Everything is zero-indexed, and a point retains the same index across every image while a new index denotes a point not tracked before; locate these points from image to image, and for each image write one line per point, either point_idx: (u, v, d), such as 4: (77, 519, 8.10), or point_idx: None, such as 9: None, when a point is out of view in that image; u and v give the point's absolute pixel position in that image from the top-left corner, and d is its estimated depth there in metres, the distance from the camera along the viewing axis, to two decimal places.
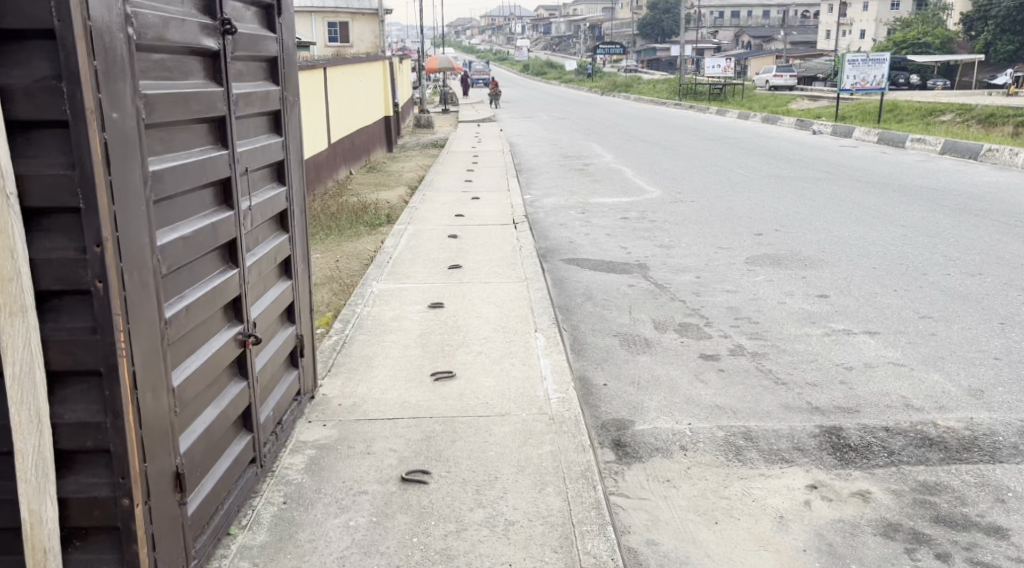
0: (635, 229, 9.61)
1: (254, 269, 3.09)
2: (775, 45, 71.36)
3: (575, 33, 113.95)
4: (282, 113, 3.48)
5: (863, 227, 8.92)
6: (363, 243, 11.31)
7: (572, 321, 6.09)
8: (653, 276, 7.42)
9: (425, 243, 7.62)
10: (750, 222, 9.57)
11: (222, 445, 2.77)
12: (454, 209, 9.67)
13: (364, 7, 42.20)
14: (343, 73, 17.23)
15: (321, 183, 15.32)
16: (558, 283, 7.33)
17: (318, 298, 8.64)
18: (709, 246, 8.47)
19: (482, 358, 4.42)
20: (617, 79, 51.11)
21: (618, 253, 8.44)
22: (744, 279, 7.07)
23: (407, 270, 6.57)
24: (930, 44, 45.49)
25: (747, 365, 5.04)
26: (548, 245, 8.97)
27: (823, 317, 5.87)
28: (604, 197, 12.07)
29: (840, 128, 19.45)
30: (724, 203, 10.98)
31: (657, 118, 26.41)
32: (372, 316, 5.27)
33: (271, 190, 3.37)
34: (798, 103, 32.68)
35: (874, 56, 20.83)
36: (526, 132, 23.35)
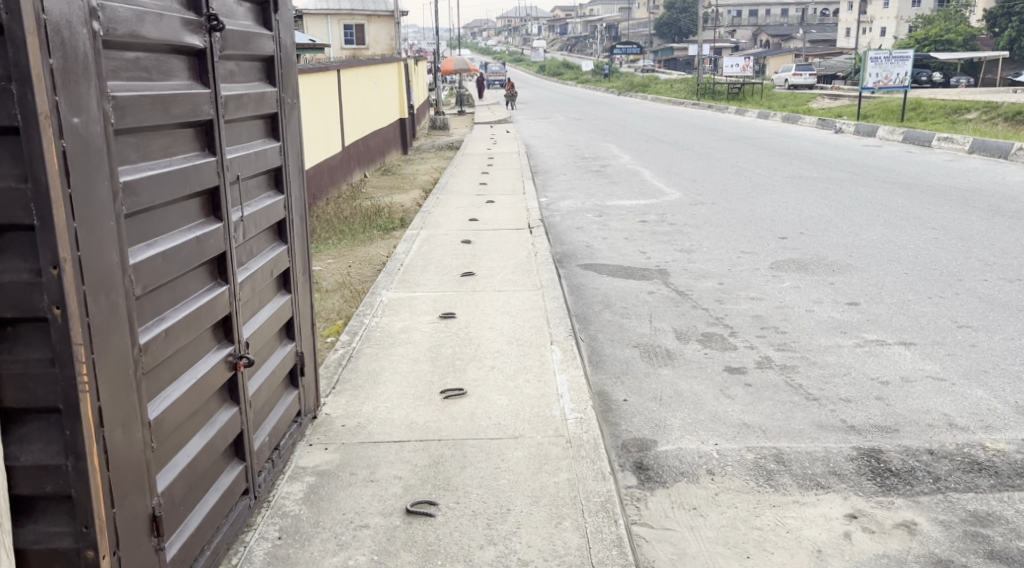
0: (655, 233, 9.36)
1: (246, 285, 2.86)
2: (794, 44, 70.82)
3: (591, 34, 113.60)
4: (280, 116, 3.25)
5: (891, 230, 8.64)
6: (376, 248, 11.11)
7: (590, 332, 5.84)
8: (674, 282, 7.17)
9: (438, 249, 7.40)
10: (773, 225, 9.29)
11: (210, 477, 2.54)
12: (468, 213, 9.45)
13: (379, 8, 42.06)
14: (357, 74, 17.03)
15: (335, 186, 15.13)
16: (575, 290, 7.09)
17: (328, 306, 8.45)
18: (732, 250, 8.20)
19: (495, 374, 4.18)
20: (634, 79, 50.74)
21: (638, 257, 8.19)
22: (769, 286, 6.81)
23: (418, 277, 6.34)
24: (952, 42, 44.92)
25: (776, 380, 4.78)
26: (564, 250, 8.73)
27: (854, 327, 5.61)
28: (621, 200, 11.83)
29: (862, 128, 19.12)
30: (745, 205, 10.71)
31: (676, 119, 26.11)
32: (380, 328, 5.04)
33: (268, 198, 3.14)
34: (819, 102, 32.31)
35: (897, 53, 20.46)
36: (543, 133, 23.11)
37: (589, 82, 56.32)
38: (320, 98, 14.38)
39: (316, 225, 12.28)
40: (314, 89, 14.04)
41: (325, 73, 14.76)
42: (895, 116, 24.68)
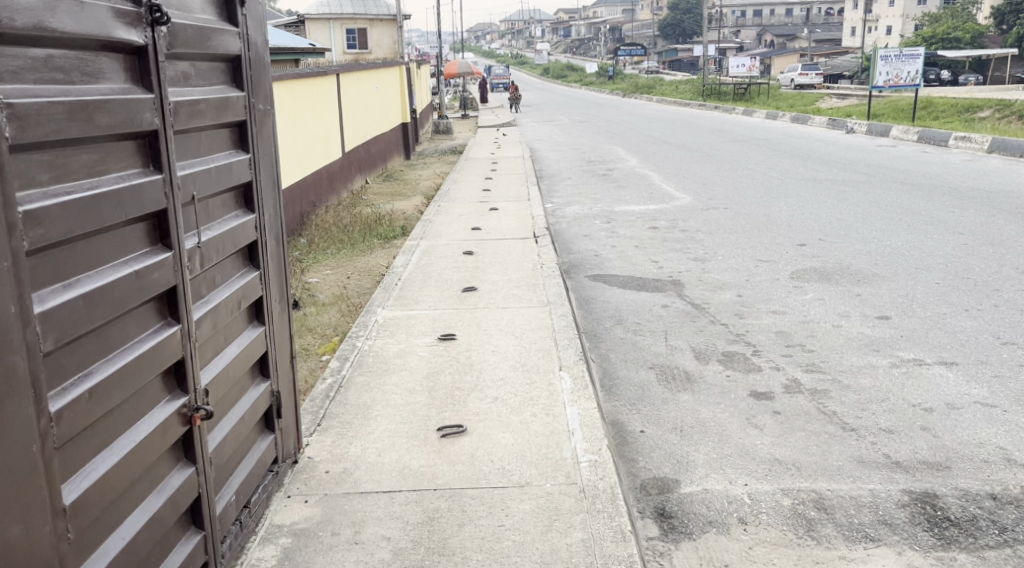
0: (666, 240, 8.96)
1: (206, 323, 2.44)
2: (799, 43, 70.35)
3: (595, 36, 113.29)
4: (249, 124, 2.84)
5: (916, 235, 8.21)
6: (375, 258, 10.71)
7: (601, 351, 5.43)
8: (689, 294, 6.75)
9: (438, 262, 7.00)
10: (791, 231, 8.87)
11: (159, 556, 2.13)
12: (471, 221, 9.05)
13: (381, 13, 41.69)
14: (357, 78, 16.64)
15: (335, 194, 14.76)
16: (584, 303, 6.67)
17: (325, 321, 8.07)
18: (748, 259, 7.80)
19: (499, 407, 3.77)
20: (638, 81, 50.22)
21: (649, 267, 7.78)
22: (791, 298, 6.39)
23: (416, 293, 5.93)
24: (960, 39, 44.46)
25: (807, 407, 4.37)
26: (572, 259, 8.32)
27: (887, 344, 5.19)
28: (630, 205, 11.42)
29: (874, 128, 18.69)
30: (759, 210, 10.28)
31: (683, 120, 25.69)
32: (373, 352, 4.64)
33: (234, 219, 2.72)
34: (826, 101, 31.86)
35: (908, 51, 20.02)
36: (548, 136, 22.72)
37: (593, 84, 55.91)
38: (319, 104, 14.01)
39: (315, 234, 11.89)
40: (313, 94, 13.67)
41: (324, 79, 14.35)
42: (906, 115, 24.24)
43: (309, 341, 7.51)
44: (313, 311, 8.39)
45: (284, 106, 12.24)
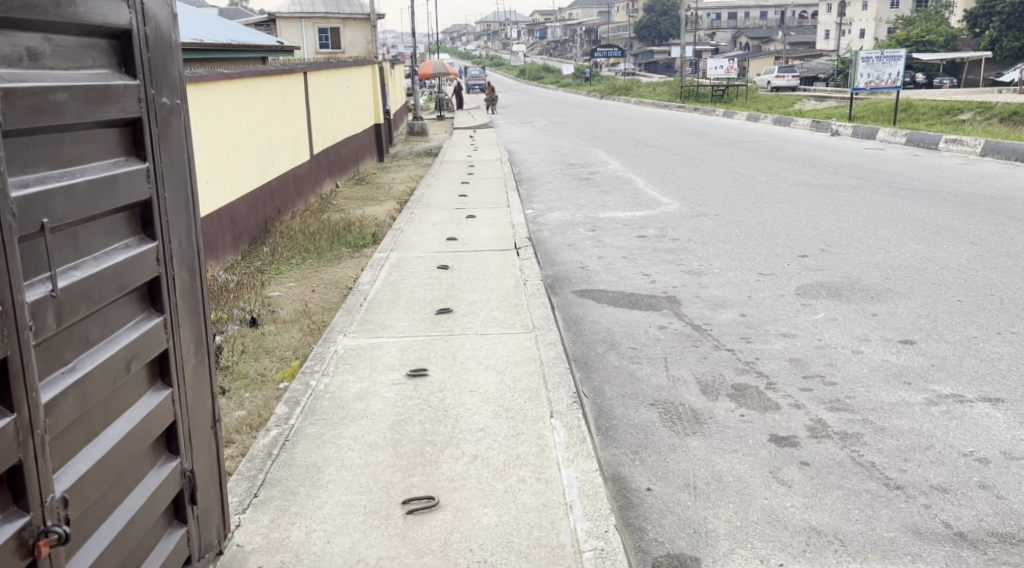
0: (656, 250, 8.34)
1: (71, 398, 1.77)
2: (775, 45, 70.09)
3: (571, 38, 112.94)
4: (147, 126, 2.17)
5: (925, 245, 7.61)
6: (344, 269, 10.04)
7: (594, 385, 4.79)
8: (687, 314, 6.12)
9: (408, 278, 6.34)
10: (789, 240, 8.27)
11: None
12: (445, 230, 8.39)
13: (354, 12, 40.85)
14: (326, 77, 15.91)
15: (303, 199, 14.05)
16: (571, 325, 6.03)
17: (283, 342, 7.40)
18: (748, 272, 7.18)
19: (479, 469, 3.12)
20: (615, 82, 49.57)
21: (640, 282, 7.15)
22: (801, 319, 5.77)
23: (383, 316, 5.26)
24: (933, 43, 44.50)
25: (839, 454, 3.73)
26: (556, 272, 7.67)
27: (918, 375, 4.56)
28: (614, 211, 10.78)
29: (860, 130, 18.20)
30: (752, 217, 9.67)
31: (663, 121, 25.15)
32: (329, 395, 3.96)
33: (125, 250, 2.06)
34: (805, 103, 31.48)
35: (889, 53, 19.60)
36: (526, 138, 22.10)
37: (569, 86, 55.34)
38: (285, 104, 13.27)
39: (279, 242, 11.19)
40: (278, 93, 12.94)
41: (290, 77, 13.60)
42: (888, 118, 23.77)
43: (267, 366, 6.84)
44: (272, 331, 7.70)
45: (246, 104, 11.48)
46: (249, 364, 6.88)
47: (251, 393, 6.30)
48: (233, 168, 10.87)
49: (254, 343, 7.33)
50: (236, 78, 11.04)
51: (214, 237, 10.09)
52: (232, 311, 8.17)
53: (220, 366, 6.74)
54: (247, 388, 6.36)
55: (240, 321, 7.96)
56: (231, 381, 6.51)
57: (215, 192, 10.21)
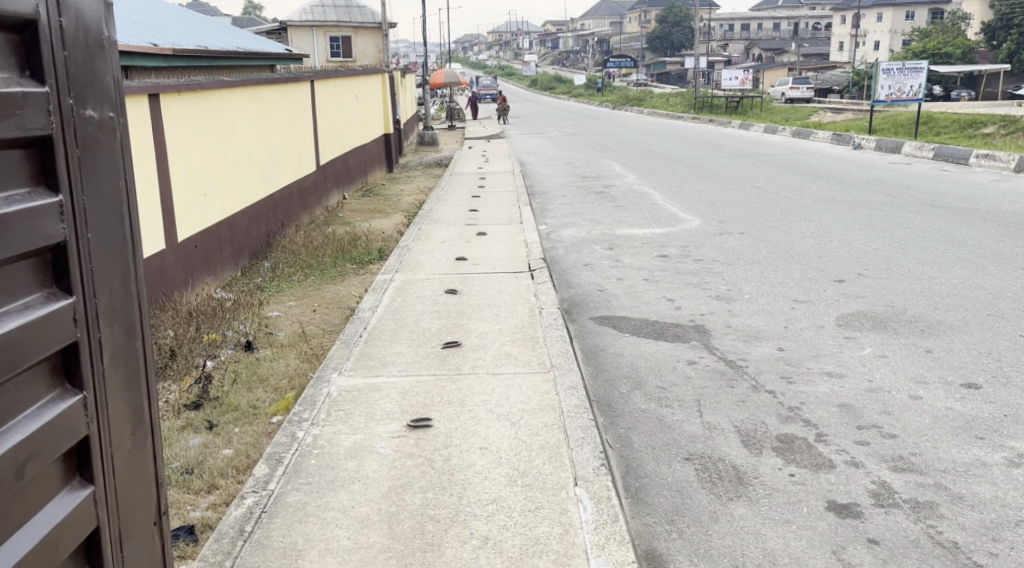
0: (679, 272, 7.80)
1: None
2: (789, 56, 69.47)
3: (583, 48, 112.63)
4: (61, 148, 1.68)
5: (972, 270, 7.04)
6: (347, 287, 9.55)
7: (619, 433, 4.27)
8: (718, 347, 5.58)
9: (414, 304, 5.82)
10: (822, 263, 7.72)
11: None
12: (454, 249, 7.88)
13: (366, 21, 40.44)
14: (333, 85, 15.42)
15: (308, 212, 13.55)
16: (591, 358, 5.50)
17: (279, 369, 6.88)
18: (781, 299, 6.63)
19: (490, 558, 2.61)
20: (628, 93, 49.02)
21: (665, 308, 6.62)
22: (846, 355, 5.22)
23: (383, 351, 4.73)
24: (951, 55, 43.81)
25: (914, 530, 3.19)
26: (573, 296, 7.14)
27: (992, 428, 4.01)
28: (632, 228, 10.25)
29: (883, 144, 17.61)
30: (779, 236, 9.12)
31: (679, 133, 24.61)
32: (318, 451, 3.45)
33: (22, 314, 1.58)
34: (821, 116, 30.89)
35: (911, 64, 19.02)
36: (539, 149, 21.60)
37: (582, 96, 54.80)
38: (290, 114, 12.78)
39: (281, 257, 10.70)
40: (283, 103, 12.46)
41: (295, 84, 13.11)
42: (909, 131, 23.17)
43: (260, 398, 6.33)
44: (268, 356, 7.19)
45: (249, 114, 11.00)
46: (242, 394, 6.37)
47: (241, 428, 5.79)
48: (234, 181, 10.38)
49: (247, 370, 6.82)
50: (239, 87, 10.56)
51: (212, 253, 9.59)
52: (227, 334, 7.69)
53: (209, 397, 6.23)
54: (237, 423, 5.85)
55: (235, 345, 7.47)
56: (221, 414, 6.00)
57: (214, 206, 9.71)
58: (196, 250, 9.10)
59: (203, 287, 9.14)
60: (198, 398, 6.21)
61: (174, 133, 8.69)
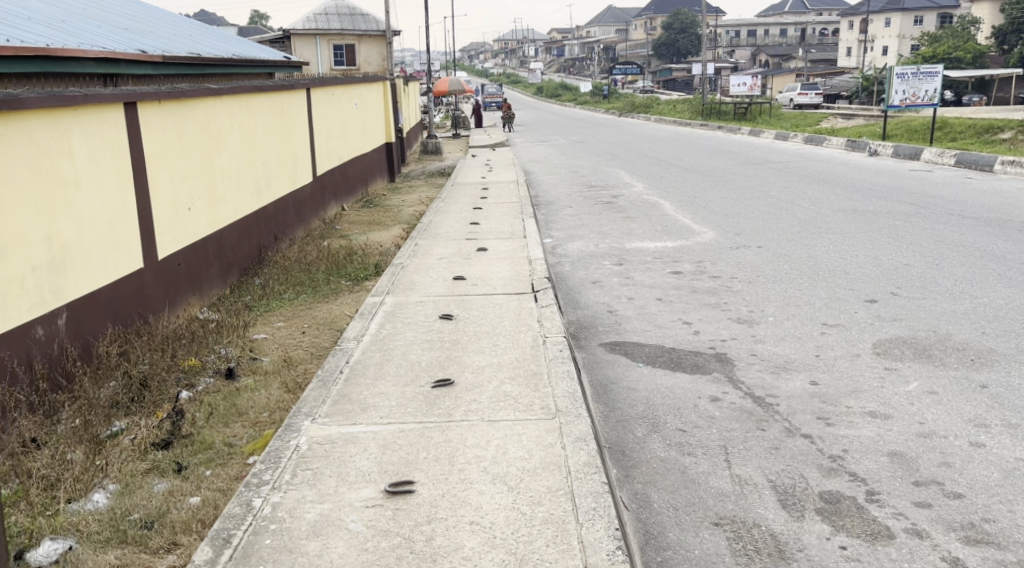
0: (695, 291, 7.23)
1: None
2: (796, 62, 68.81)
3: (588, 55, 112.48)
4: None
5: (1016, 290, 6.44)
6: (340, 305, 9.00)
7: (636, 489, 3.71)
8: (744, 380, 5.00)
9: (403, 332, 5.25)
10: (850, 280, 7.13)
11: None
12: (451, 267, 7.31)
13: (370, 28, 39.90)
14: (331, 92, 14.86)
15: (304, 225, 12.98)
16: (601, 393, 4.92)
17: (260, 400, 6.31)
18: (810, 322, 6.05)
19: None
20: (635, 99, 48.41)
21: (682, 332, 6.04)
22: (890, 390, 4.63)
23: (365, 392, 4.16)
24: (961, 59, 43.19)
25: None
26: (580, 317, 6.57)
27: None
28: (642, 241, 9.66)
29: (901, 151, 17.00)
30: (801, 250, 8.53)
31: (688, 140, 24.04)
32: (275, 527, 2.90)
33: None
34: (832, 121, 30.29)
35: (927, 68, 18.41)
36: (544, 157, 21.05)
37: (588, 103, 54.34)
38: (284, 123, 12.24)
39: (273, 272, 10.14)
40: (277, 112, 11.92)
41: (289, 91, 12.54)
42: (923, 137, 22.55)
43: (236, 434, 5.78)
44: (249, 385, 6.64)
45: (239, 123, 10.44)
46: (217, 431, 5.82)
47: (212, 470, 5.25)
48: (223, 194, 9.82)
49: (225, 401, 6.27)
50: (227, 94, 10.00)
51: (198, 270, 9.03)
52: (206, 361, 7.14)
53: (181, 434, 5.68)
54: (208, 464, 5.30)
55: (214, 372, 6.92)
56: (192, 454, 5.45)
57: (199, 221, 9.14)
58: (179, 268, 8.54)
59: (186, 308, 8.58)
60: (169, 436, 5.65)
61: (154, 144, 8.12)
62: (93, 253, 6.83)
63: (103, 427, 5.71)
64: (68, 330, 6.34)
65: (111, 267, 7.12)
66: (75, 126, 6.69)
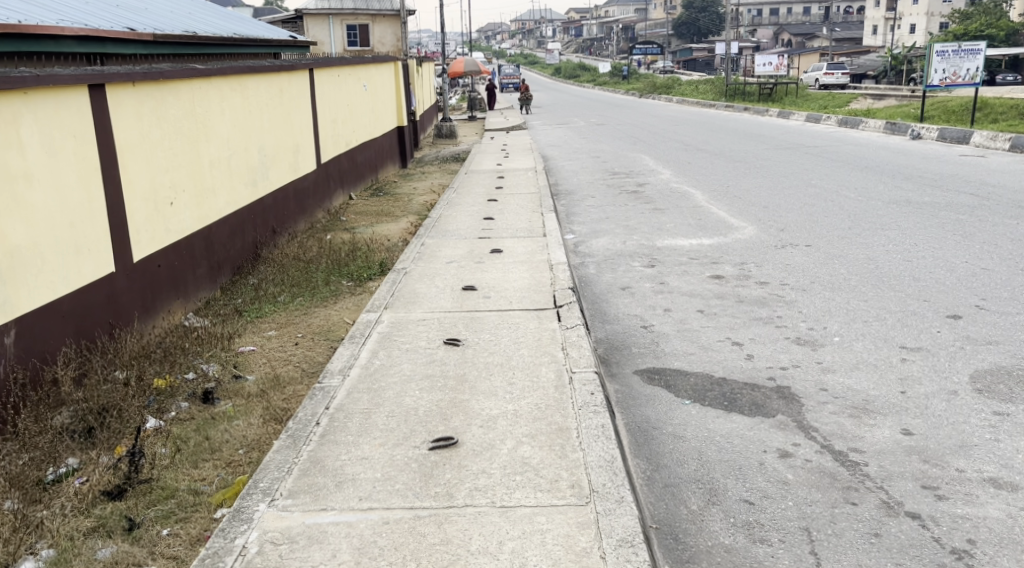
0: (741, 301, 6.27)
1: None
2: (820, 42, 67.16)
3: (606, 35, 110.97)
4: None
5: None
6: (338, 311, 8.11)
7: None
8: (817, 426, 4.05)
9: (401, 363, 4.34)
10: (924, 289, 6.15)
11: None
12: (462, 273, 6.39)
13: (384, 8, 38.79)
14: (337, 73, 13.92)
15: (307, 217, 12.08)
16: (641, 442, 3.99)
17: (236, 431, 5.42)
18: (886, 345, 5.07)
19: None
20: (657, 80, 47.23)
21: (732, 356, 5.09)
22: (1008, 445, 3.68)
23: (344, 457, 3.25)
24: (994, 37, 41.60)
25: None
26: (609, 335, 5.63)
27: None
28: (675, 237, 8.69)
29: (946, 133, 15.85)
30: (857, 250, 7.54)
31: (714, 122, 22.93)
32: None
33: None
34: (862, 103, 29.05)
35: (968, 44, 17.11)
36: (563, 141, 20.06)
37: (608, 84, 53.18)
38: (283, 108, 11.31)
39: (268, 271, 9.23)
40: (275, 96, 11.00)
41: (289, 73, 11.60)
42: (964, 119, 21.34)
43: (205, 477, 4.88)
44: (227, 412, 5.74)
45: (231, 108, 9.53)
46: (182, 473, 4.92)
47: (169, 528, 4.36)
48: (212, 186, 8.91)
49: (196, 434, 5.39)
50: (216, 76, 9.07)
51: (182, 272, 8.14)
52: (181, 382, 6.26)
53: (139, 478, 4.79)
54: (165, 521, 4.39)
55: (189, 395, 6.05)
56: (149, 506, 4.55)
57: (184, 217, 8.26)
58: (160, 270, 7.65)
59: (167, 315, 7.70)
60: (124, 481, 4.77)
61: (129, 131, 7.21)
62: (50, 259, 5.90)
63: (45, 470, 4.85)
64: (19, 350, 5.48)
65: (74, 275, 6.18)
66: (26, 112, 5.78)
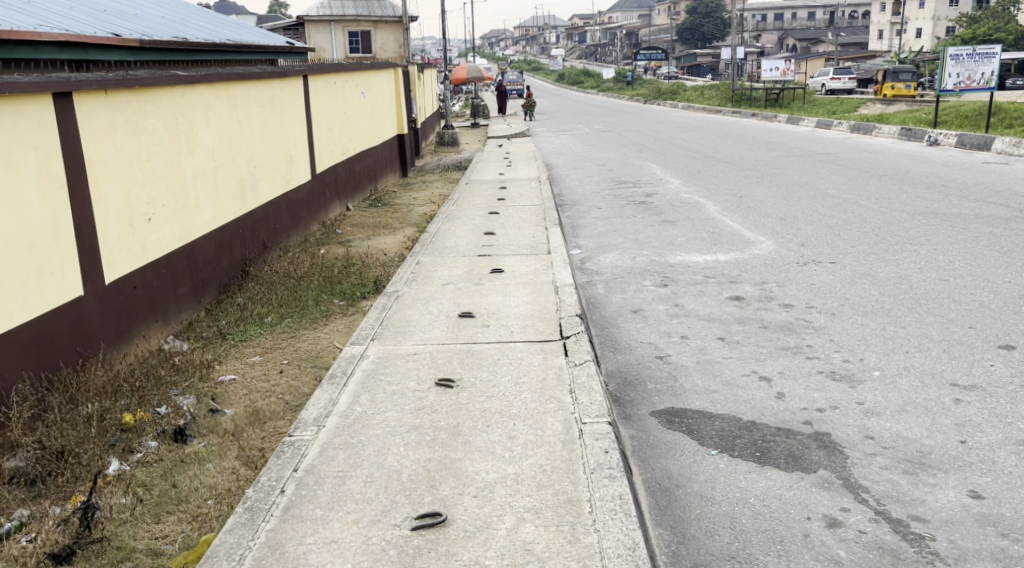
0: (765, 326, 5.71)
1: None
2: (825, 46, 66.57)
3: (610, 41, 110.59)
4: None
5: None
6: (328, 333, 7.56)
7: None
8: (868, 485, 3.49)
9: (385, 410, 3.77)
10: (968, 314, 5.58)
11: None
12: (459, 297, 5.82)
13: (386, 14, 38.27)
14: (332, 80, 13.36)
15: (300, 229, 11.53)
16: (663, 505, 3.43)
17: (208, 476, 4.85)
18: (934, 381, 4.51)
19: None
20: (663, 85, 46.67)
21: (762, 394, 4.52)
22: None
23: (311, 543, 2.72)
24: (1003, 41, 40.92)
25: None
26: (621, 367, 5.07)
27: None
28: (688, 253, 8.13)
29: (965, 140, 15.23)
30: (888, 268, 6.97)
31: (722, 129, 22.34)
32: None
33: None
34: (872, 109, 28.41)
35: (981, 48, 16.42)
36: (568, 149, 19.51)
37: (612, 90, 52.69)
38: (274, 116, 10.76)
39: (256, 289, 8.68)
40: (265, 104, 10.42)
41: (281, 79, 11.00)
42: (979, 124, 20.71)
43: (167, 534, 4.32)
44: (199, 453, 5.17)
45: (215, 116, 8.95)
46: (142, 529, 4.36)
47: None
48: (195, 200, 8.35)
49: (163, 479, 4.82)
50: (198, 83, 8.49)
51: (162, 293, 7.59)
52: (152, 416, 5.68)
53: (91, 537, 4.23)
54: None
55: (160, 433, 5.48)
56: None
57: (164, 233, 7.71)
58: (136, 292, 7.10)
59: (144, 339, 7.15)
60: (74, 540, 4.21)
61: (100, 143, 6.64)
62: (7, 284, 5.22)
63: None
64: None
65: (36, 299, 5.48)
66: None
